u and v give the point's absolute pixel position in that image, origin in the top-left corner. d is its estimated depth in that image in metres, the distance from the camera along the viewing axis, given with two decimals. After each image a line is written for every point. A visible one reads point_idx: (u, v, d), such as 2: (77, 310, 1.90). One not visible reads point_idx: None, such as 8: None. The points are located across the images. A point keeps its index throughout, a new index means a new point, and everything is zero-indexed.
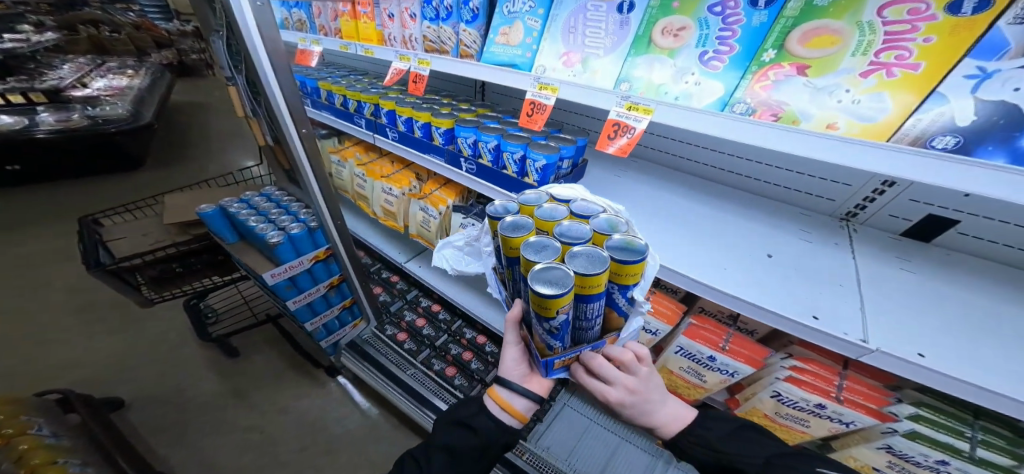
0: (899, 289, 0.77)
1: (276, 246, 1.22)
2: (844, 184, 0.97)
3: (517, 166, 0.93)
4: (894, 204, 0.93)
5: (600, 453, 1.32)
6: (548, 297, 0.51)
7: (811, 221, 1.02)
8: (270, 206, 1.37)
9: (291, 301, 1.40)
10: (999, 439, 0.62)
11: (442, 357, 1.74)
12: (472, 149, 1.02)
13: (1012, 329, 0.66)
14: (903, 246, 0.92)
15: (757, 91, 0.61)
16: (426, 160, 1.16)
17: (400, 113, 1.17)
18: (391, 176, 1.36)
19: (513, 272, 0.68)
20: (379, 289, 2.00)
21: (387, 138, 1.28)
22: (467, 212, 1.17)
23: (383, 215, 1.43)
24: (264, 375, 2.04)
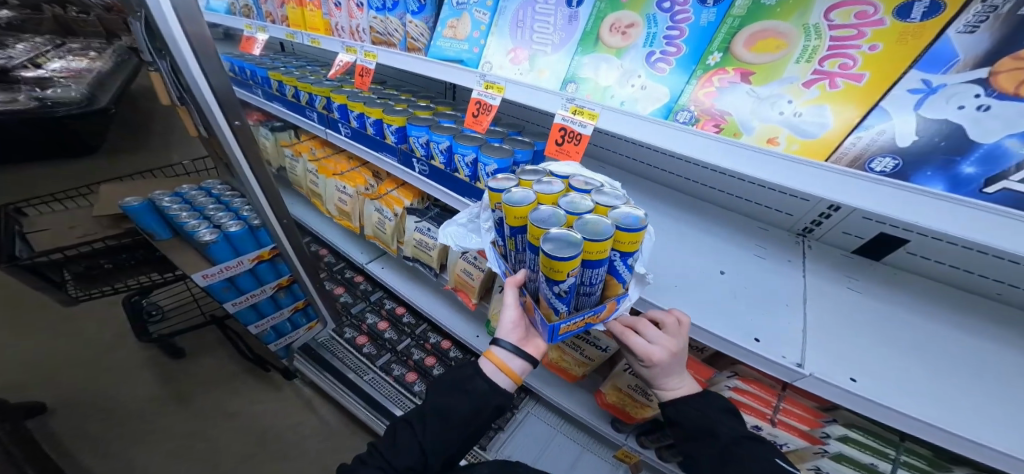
0: (847, 310, 0.75)
1: (210, 245, 1.14)
2: (802, 200, 0.95)
3: (470, 170, 0.85)
4: (847, 222, 0.92)
5: (562, 463, 1.27)
6: (556, 261, 0.47)
7: (769, 236, 1.00)
8: (208, 202, 1.28)
9: (230, 303, 1.31)
10: (921, 460, 0.62)
11: (403, 362, 1.58)
12: (424, 149, 0.94)
13: (951, 355, 0.65)
14: (853, 263, 0.91)
15: (700, 99, 0.57)
16: (379, 158, 1.08)
17: (353, 108, 1.10)
18: (345, 173, 1.27)
19: (516, 242, 0.63)
20: (340, 288, 1.81)
21: (340, 134, 1.20)
22: (423, 216, 1.10)
23: (337, 215, 1.34)
24: (209, 380, 1.90)
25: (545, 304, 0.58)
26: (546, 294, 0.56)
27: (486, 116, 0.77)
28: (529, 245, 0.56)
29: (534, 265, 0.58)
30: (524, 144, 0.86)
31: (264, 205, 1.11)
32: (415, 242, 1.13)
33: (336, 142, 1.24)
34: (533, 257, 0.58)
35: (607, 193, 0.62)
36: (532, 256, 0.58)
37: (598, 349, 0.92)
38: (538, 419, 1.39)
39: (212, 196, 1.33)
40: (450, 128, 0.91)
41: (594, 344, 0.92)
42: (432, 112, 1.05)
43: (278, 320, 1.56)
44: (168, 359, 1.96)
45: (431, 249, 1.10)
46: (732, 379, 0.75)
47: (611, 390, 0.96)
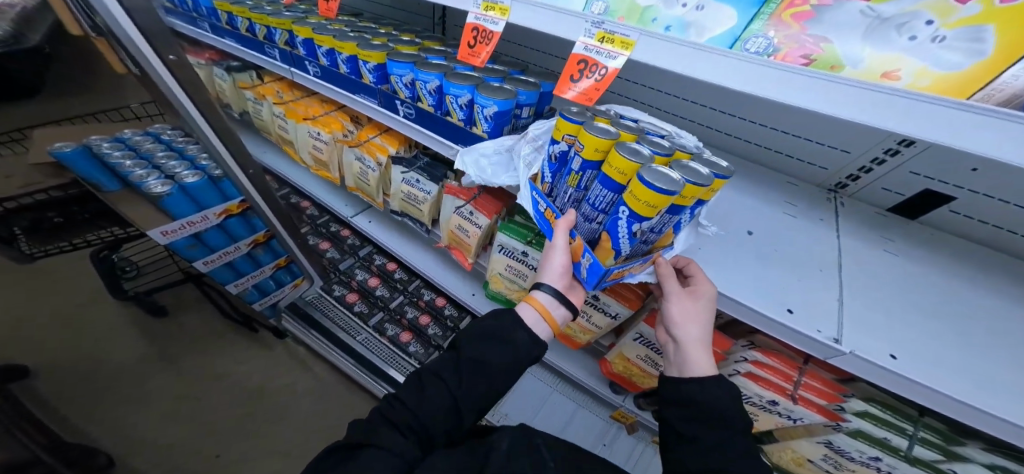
0: (880, 273, 0.71)
1: (164, 197, 1.01)
2: (843, 152, 0.87)
3: (463, 113, 0.71)
4: (892, 177, 0.84)
5: (557, 420, 1.29)
6: (656, 194, 0.45)
7: (797, 192, 0.93)
8: (158, 150, 1.12)
9: (201, 262, 1.23)
10: (938, 436, 0.58)
11: (396, 322, 1.52)
12: (409, 90, 0.78)
13: (989, 323, 0.62)
14: (888, 222, 0.85)
15: (787, 22, 0.46)
16: (355, 102, 0.91)
17: (320, 43, 0.92)
18: (318, 118, 1.10)
19: (580, 179, 0.58)
20: (326, 243, 1.65)
21: (308, 74, 1.01)
22: (410, 165, 0.95)
23: (314, 165, 1.19)
24: (200, 337, 1.86)
25: (610, 244, 0.55)
26: (618, 231, 0.52)
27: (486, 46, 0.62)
28: (606, 179, 0.52)
29: (601, 201, 0.55)
30: (524, 85, 0.72)
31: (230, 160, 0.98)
32: (403, 195, 1.00)
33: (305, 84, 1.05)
34: (603, 194, 0.54)
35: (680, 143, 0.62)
36: (604, 192, 0.54)
37: (606, 317, 0.86)
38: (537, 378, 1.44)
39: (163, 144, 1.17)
40: (438, 65, 0.74)
41: (602, 310, 0.86)
42: (417, 46, 0.87)
43: (260, 277, 1.49)
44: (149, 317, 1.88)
45: (421, 203, 0.98)
46: (749, 350, 0.71)
47: (618, 359, 0.92)
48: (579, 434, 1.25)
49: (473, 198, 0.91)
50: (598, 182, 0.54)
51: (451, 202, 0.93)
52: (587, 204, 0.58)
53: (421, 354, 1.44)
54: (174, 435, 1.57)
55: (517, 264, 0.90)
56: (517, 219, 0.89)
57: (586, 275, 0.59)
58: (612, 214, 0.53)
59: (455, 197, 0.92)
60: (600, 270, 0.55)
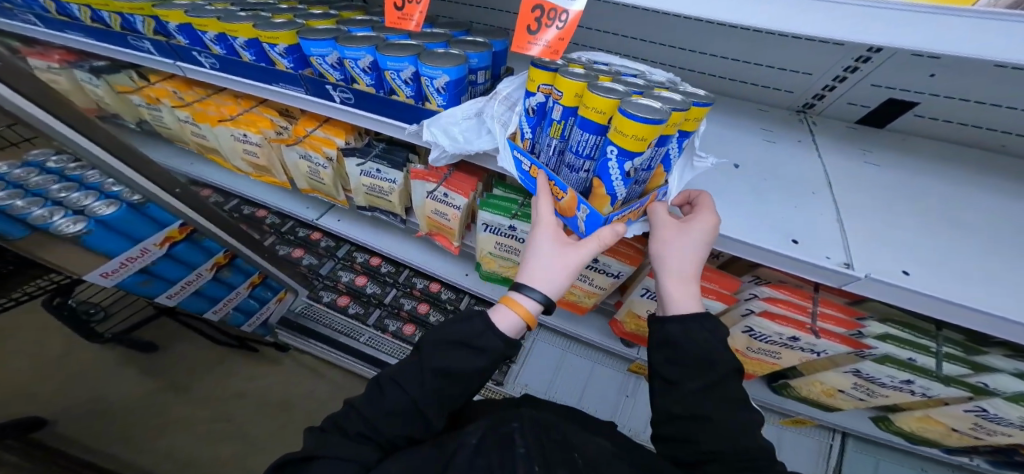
0: (863, 185, 0.73)
1: (85, 237, 0.90)
2: (805, 74, 0.84)
3: (410, 89, 0.61)
4: (855, 90, 0.82)
5: (575, 379, 1.52)
6: (643, 125, 0.39)
7: (770, 119, 0.90)
8: (47, 183, 0.96)
9: (164, 296, 1.18)
10: (958, 349, 0.68)
11: (395, 316, 1.49)
12: (338, 72, 0.67)
13: (963, 218, 0.66)
14: (859, 135, 0.85)
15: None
16: (274, 93, 0.76)
17: (205, 27, 0.75)
18: (236, 117, 0.94)
19: (562, 129, 0.51)
20: (299, 251, 1.50)
21: (203, 69, 0.83)
22: (366, 154, 0.84)
23: (252, 170, 1.05)
24: (202, 363, 1.82)
25: (604, 190, 0.49)
26: (608, 174, 0.46)
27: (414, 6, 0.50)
28: (584, 122, 0.46)
29: (585, 146, 0.48)
30: (472, 47, 0.62)
31: (151, 187, 0.86)
32: (366, 188, 0.90)
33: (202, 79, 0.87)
34: (586, 139, 0.47)
35: (654, 80, 0.55)
36: (586, 136, 0.47)
37: (608, 277, 0.84)
38: (545, 344, 1.61)
39: (50, 172, 0.99)
40: (366, 37, 0.62)
41: (603, 271, 0.83)
42: (333, 19, 0.73)
43: (237, 299, 1.45)
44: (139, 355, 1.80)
45: (389, 193, 0.89)
46: (760, 288, 0.76)
47: (629, 317, 0.92)
48: (597, 389, 1.50)
49: (445, 179, 0.82)
50: (577, 127, 0.47)
51: (421, 187, 0.84)
52: (570, 157, 0.51)
53: None
54: (214, 458, 1.59)
55: (507, 239, 0.84)
56: (495, 194, 0.83)
57: (585, 227, 0.54)
58: (599, 159, 0.47)
59: (424, 181, 0.83)
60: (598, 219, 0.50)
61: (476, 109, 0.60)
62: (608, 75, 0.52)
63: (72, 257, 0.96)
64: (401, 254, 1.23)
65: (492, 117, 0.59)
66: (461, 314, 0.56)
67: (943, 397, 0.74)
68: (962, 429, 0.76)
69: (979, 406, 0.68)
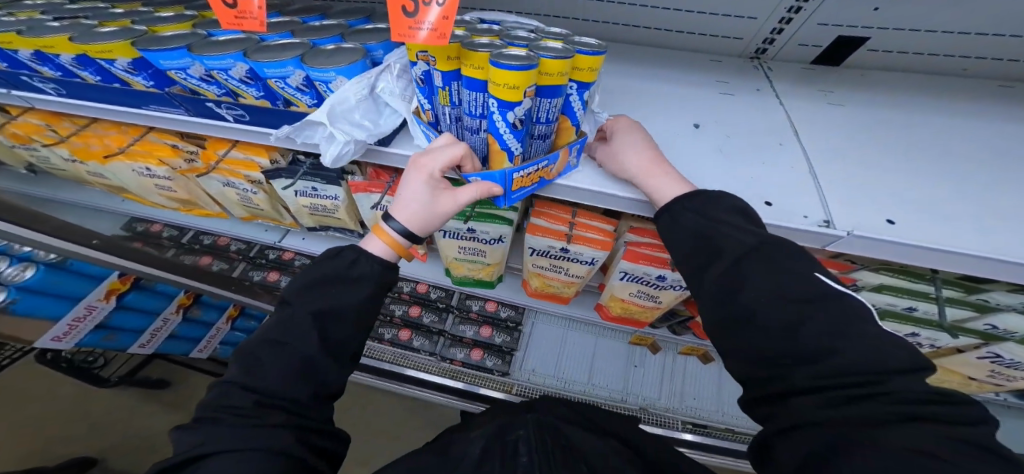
0: (834, 129, 0.66)
1: (10, 307, 0.84)
2: (750, 19, 0.74)
3: (308, 96, 0.53)
4: (803, 32, 0.75)
5: (584, 357, 1.53)
6: (507, 72, 0.34)
7: (724, 69, 0.81)
8: None
9: (137, 346, 1.15)
10: (959, 293, 0.67)
11: (389, 323, 1.54)
12: (213, 86, 0.56)
13: (937, 154, 0.61)
14: (816, 76, 0.78)
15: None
16: (151, 119, 0.64)
17: (11, 45, 0.59)
18: (128, 148, 0.80)
19: (449, 95, 0.45)
20: (274, 274, 1.33)
21: (42, 96, 0.67)
22: (293, 173, 0.74)
23: (178, 205, 0.94)
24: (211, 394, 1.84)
25: (497, 145, 0.44)
26: (498, 130, 0.42)
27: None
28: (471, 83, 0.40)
29: (475, 106, 0.43)
30: (372, 36, 0.54)
31: (52, 240, 0.78)
32: (308, 208, 0.82)
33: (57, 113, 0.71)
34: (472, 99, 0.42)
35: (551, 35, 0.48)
36: (473, 96, 0.42)
37: (582, 264, 0.76)
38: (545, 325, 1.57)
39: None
40: (233, 40, 0.53)
41: (576, 259, 0.75)
42: (187, 22, 0.61)
43: (220, 335, 1.43)
44: (151, 394, 1.83)
45: (335, 211, 0.81)
46: None
47: (613, 301, 0.86)
48: (604, 363, 1.51)
49: (389, 187, 0.74)
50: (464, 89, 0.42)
51: (366, 200, 0.76)
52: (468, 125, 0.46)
53: (428, 345, 1.51)
54: None
55: (468, 242, 0.76)
56: None
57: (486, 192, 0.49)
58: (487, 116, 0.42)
59: (367, 193, 0.74)
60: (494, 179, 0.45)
61: (367, 85, 0.50)
62: (492, 35, 0.45)
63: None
64: None
65: (390, 92, 0.52)
66: (332, 251, 0.54)
67: (955, 344, 0.71)
68: (980, 375, 0.75)
69: (994, 353, 0.67)
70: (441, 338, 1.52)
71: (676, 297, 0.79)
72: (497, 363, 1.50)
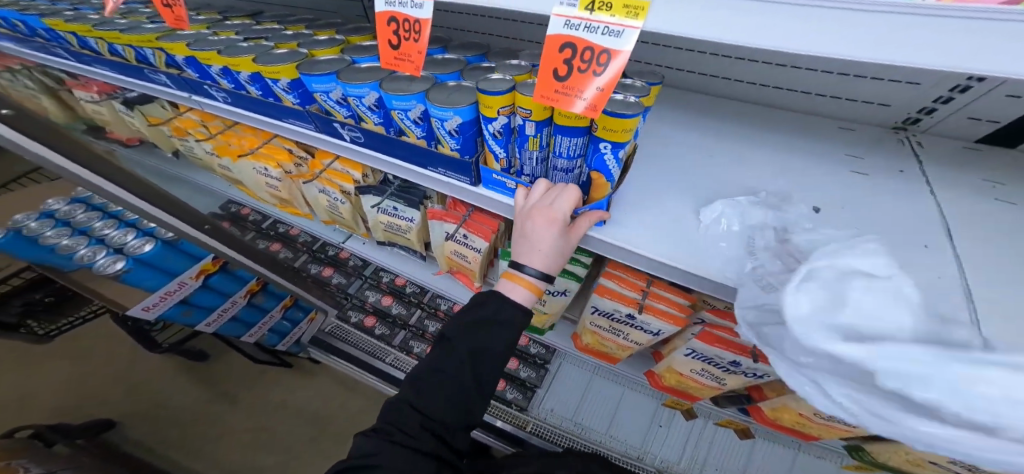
0: (998, 230, 0.58)
1: (124, 275, 0.99)
2: (912, 84, 0.68)
3: (421, 129, 0.58)
4: (982, 104, 0.66)
5: (607, 406, 1.38)
6: (629, 120, 0.42)
7: (858, 138, 0.76)
8: (93, 219, 1.10)
9: (202, 324, 1.22)
10: None
11: (421, 337, 1.48)
12: (345, 110, 0.62)
13: None
14: (977, 158, 0.70)
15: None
16: (281, 129, 0.73)
17: (207, 61, 0.69)
18: (256, 149, 0.99)
19: (539, 142, 0.50)
20: (329, 269, 1.47)
21: (216, 103, 0.79)
22: (382, 192, 0.86)
23: (275, 202, 1.14)
24: (245, 374, 1.92)
25: (604, 179, 0.51)
26: (606, 165, 0.49)
27: (413, 44, 0.38)
28: (565, 130, 0.46)
29: (574, 150, 0.48)
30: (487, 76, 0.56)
31: (168, 216, 0.92)
32: (384, 224, 0.93)
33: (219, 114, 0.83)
34: (572, 142, 0.47)
35: None
36: (568, 141, 0.47)
37: (646, 335, 0.69)
38: (571, 366, 1.47)
39: (93, 208, 1.15)
40: (374, 70, 0.58)
41: (639, 327, 0.69)
42: (337, 47, 0.67)
43: (271, 322, 1.49)
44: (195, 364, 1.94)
45: (407, 231, 0.91)
46: None
47: (668, 372, 0.79)
48: (630, 419, 1.35)
49: (464, 220, 0.80)
50: (558, 135, 0.47)
51: (439, 227, 0.84)
52: (563, 170, 0.52)
53: None
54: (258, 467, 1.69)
55: None
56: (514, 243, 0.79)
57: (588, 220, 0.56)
58: (590, 152, 0.49)
59: (441, 221, 0.82)
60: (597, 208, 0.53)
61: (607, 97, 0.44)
62: None
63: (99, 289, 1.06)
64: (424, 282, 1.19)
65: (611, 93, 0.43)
66: (477, 300, 0.60)
67: None
68: None
69: None
70: None
71: (747, 384, 0.69)
72: (517, 397, 1.44)
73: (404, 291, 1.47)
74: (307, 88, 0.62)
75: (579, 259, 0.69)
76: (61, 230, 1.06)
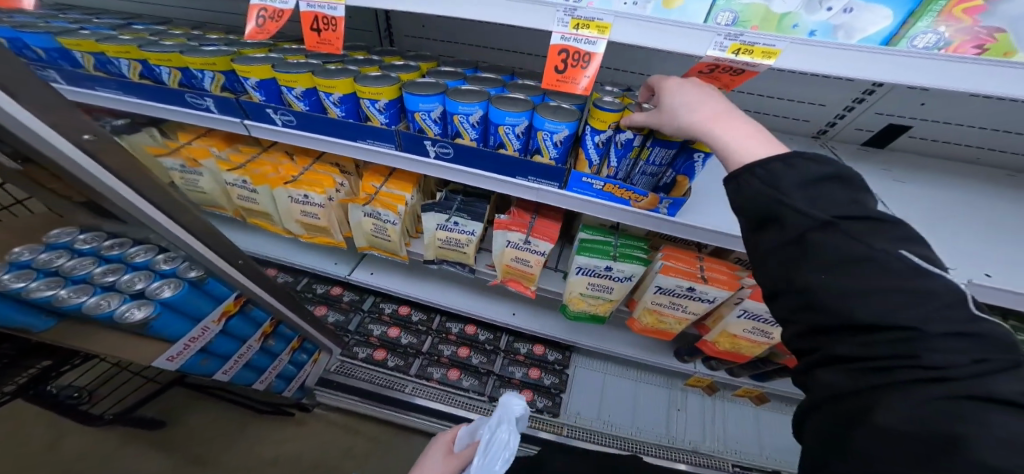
0: (922, 203, 0.83)
1: (151, 323, 0.90)
2: (820, 106, 0.96)
3: (520, 142, 0.73)
4: (863, 118, 0.96)
5: (625, 400, 1.49)
6: None
7: (799, 145, 1.00)
8: (87, 265, 0.93)
9: (219, 373, 1.14)
10: None
11: (438, 362, 1.52)
12: (438, 126, 0.78)
13: (1001, 226, 0.78)
14: (883, 157, 0.97)
15: (957, 18, 0.42)
16: (357, 147, 0.88)
17: (293, 83, 0.83)
18: (298, 177, 1.07)
19: (635, 151, 0.66)
20: (322, 308, 1.61)
21: (275, 124, 0.94)
22: (447, 208, 0.95)
23: (305, 231, 1.19)
24: (206, 434, 1.61)
25: (687, 179, 0.67)
26: (695, 170, 0.66)
27: (576, 69, 0.52)
28: (662, 140, 0.63)
29: (661, 158, 0.66)
30: (573, 97, 0.72)
31: (211, 255, 0.85)
32: (440, 241, 1.00)
33: (266, 133, 0.98)
34: (661, 152, 0.65)
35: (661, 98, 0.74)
36: (661, 151, 0.64)
37: (702, 303, 0.83)
38: (586, 370, 1.53)
39: (78, 253, 0.94)
40: (473, 92, 0.72)
41: (699, 298, 0.82)
42: (418, 71, 0.84)
43: (281, 366, 1.39)
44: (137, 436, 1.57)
45: (465, 244, 0.98)
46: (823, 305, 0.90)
47: (723, 337, 0.89)
48: (648, 407, 1.48)
49: (531, 226, 0.91)
50: (656, 145, 0.64)
51: (503, 236, 0.93)
52: (653, 172, 0.68)
53: (478, 386, 1.47)
54: None
55: (600, 278, 0.86)
56: (584, 238, 0.86)
57: (668, 212, 0.70)
58: (674, 162, 0.66)
59: (507, 230, 0.92)
60: (678, 199, 0.68)
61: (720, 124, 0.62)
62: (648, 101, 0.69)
63: (106, 340, 0.95)
64: (445, 303, 1.37)
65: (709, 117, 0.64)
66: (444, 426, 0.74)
67: None
68: None
69: None
70: (493, 379, 1.49)
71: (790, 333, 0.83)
72: (547, 404, 1.45)
73: (410, 320, 1.57)
74: (409, 107, 0.75)
75: (641, 247, 0.85)
76: (50, 281, 0.88)
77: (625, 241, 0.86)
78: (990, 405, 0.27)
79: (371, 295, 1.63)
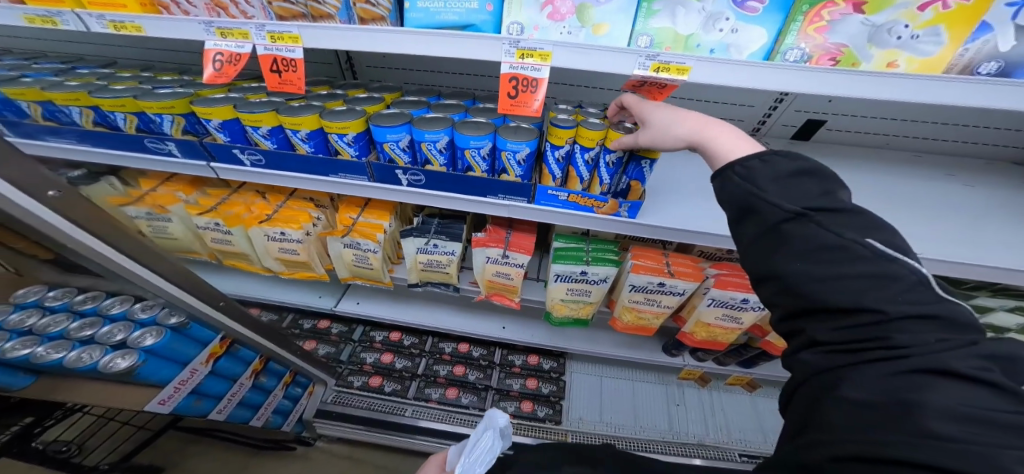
0: (867, 186, 0.90)
1: (137, 371, 0.89)
2: (748, 106, 1.00)
3: (487, 163, 0.77)
4: (785, 116, 1.01)
5: (624, 397, 1.53)
6: None
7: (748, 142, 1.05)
8: (61, 322, 0.91)
9: (214, 412, 1.13)
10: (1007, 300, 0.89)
11: (434, 383, 1.52)
12: (407, 154, 0.81)
13: (936, 202, 0.85)
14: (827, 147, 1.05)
15: (811, 35, 0.50)
16: (330, 181, 0.89)
17: (257, 123, 0.83)
18: (273, 214, 1.07)
19: (590, 160, 0.71)
20: (312, 342, 1.59)
21: (241, 164, 0.93)
22: (426, 232, 0.98)
23: (285, 267, 1.18)
24: None
25: (639, 183, 0.72)
26: (645, 174, 0.71)
27: (529, 93, 0.57)
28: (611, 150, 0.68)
29: (614, 166, 0.71)
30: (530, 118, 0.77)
31: (197, 302, 0.84)
32: (422, 264, 1.02)
33: (234, 175, 0.95)
34: (614, 160, 0.70)
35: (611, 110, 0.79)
36: (614, 160, 0.70)
37: (674, 296, 0.87)
38: (581, 374, 1.56)
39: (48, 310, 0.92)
40: (437, 120, 0.76)
41: (670, 292, 0.86)
42: (382, 103, 0.88)
43: (275, 402, 1.36)
44: None
45: (447, 265, 1.00)
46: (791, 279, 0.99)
47: (698, 327, 0.94)
48: (646, 403, 1.51)
49: (507, 241, 0.94)
50: (607, 154, 0.69)
51: (482, 253, 0.96)
52: (610, 181, 0.73)
53: (478, 402, 1.48)
54: None
55: (578, 284, 0.90)
56: (559, 247, 0.89)
57: (628, 214, 0.75)
58: (625, 169, 0.72)
59: (485, 247, 0.95)
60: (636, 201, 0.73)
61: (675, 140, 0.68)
62: (598, 115, 0.74)
63: (94, 392, 0.95)
64: (437, 324, 1.38)
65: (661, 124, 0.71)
66: None
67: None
68: None
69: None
70: (492, 394, 1.49)
71: (756, 317, 0.88)
72: (548, 412, 1.46)
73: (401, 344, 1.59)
74: (378, 138, 0.78)
75: (611, 250, 0.89)
76: (23, 340, 0.88)
77: (596, 246, 0.90)
78: (940, 376, 0.30)
79: (360, 324, 1.63)
